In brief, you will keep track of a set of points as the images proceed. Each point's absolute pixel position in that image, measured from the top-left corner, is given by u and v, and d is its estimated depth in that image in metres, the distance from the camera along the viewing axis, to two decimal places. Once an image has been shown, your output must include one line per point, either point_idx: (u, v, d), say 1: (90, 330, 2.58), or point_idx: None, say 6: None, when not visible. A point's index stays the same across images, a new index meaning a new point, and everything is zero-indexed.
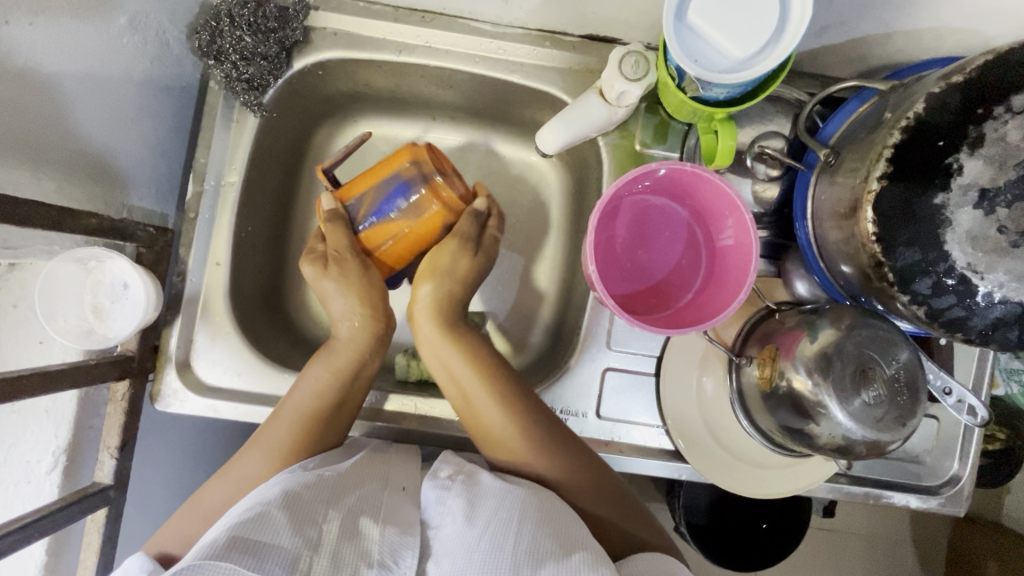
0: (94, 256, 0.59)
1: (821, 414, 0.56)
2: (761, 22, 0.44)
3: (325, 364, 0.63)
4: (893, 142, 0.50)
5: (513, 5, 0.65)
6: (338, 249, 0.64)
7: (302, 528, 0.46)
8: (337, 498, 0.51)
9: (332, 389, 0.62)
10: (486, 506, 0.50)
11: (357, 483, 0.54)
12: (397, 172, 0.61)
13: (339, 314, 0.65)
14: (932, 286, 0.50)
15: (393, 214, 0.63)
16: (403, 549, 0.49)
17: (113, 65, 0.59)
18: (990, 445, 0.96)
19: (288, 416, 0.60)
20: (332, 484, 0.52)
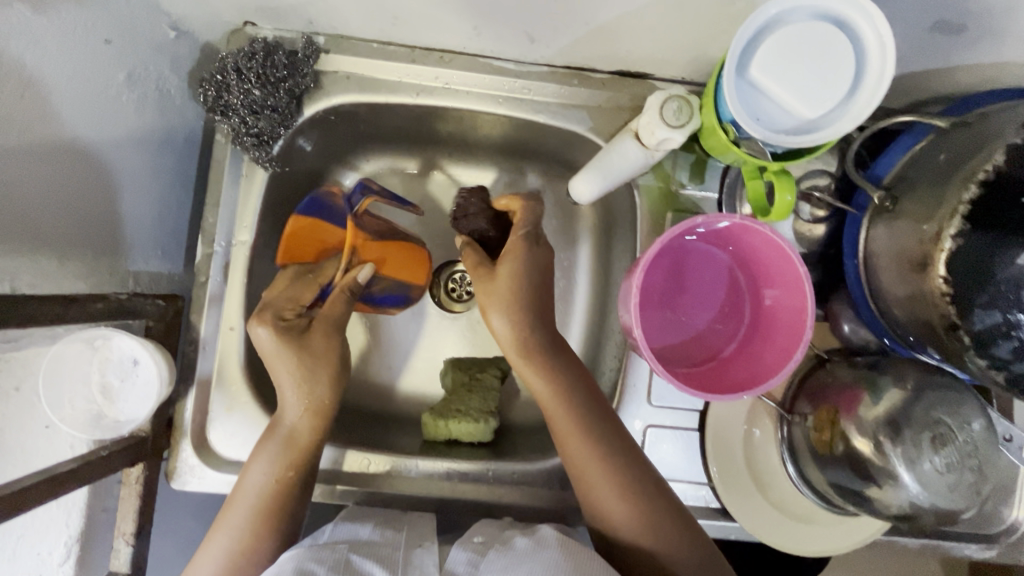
0: (102, 334, 0.55)
1: (889, 482, 0.53)
2: (836, 78, 0.40)
3: (283, 457, 0.57)
4: (970, 197, 0.46)
5: (539, 45, 0.60)
6: (330, 321, 0.58)
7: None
8: (352, 566, 0.48)
9: (291, 473, 0.57)
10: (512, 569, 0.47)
11: (370, 551, 0.51)
12: (413, 284, 0.69)
13: (292, 403, 0.58)
14: (1013, 350, 0.46)
15: (377, 302, 0.69)
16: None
17: (111, 126, 0.55)
18: None
19: (245, 499, 0.56)
20: (344, 554, 0.49)
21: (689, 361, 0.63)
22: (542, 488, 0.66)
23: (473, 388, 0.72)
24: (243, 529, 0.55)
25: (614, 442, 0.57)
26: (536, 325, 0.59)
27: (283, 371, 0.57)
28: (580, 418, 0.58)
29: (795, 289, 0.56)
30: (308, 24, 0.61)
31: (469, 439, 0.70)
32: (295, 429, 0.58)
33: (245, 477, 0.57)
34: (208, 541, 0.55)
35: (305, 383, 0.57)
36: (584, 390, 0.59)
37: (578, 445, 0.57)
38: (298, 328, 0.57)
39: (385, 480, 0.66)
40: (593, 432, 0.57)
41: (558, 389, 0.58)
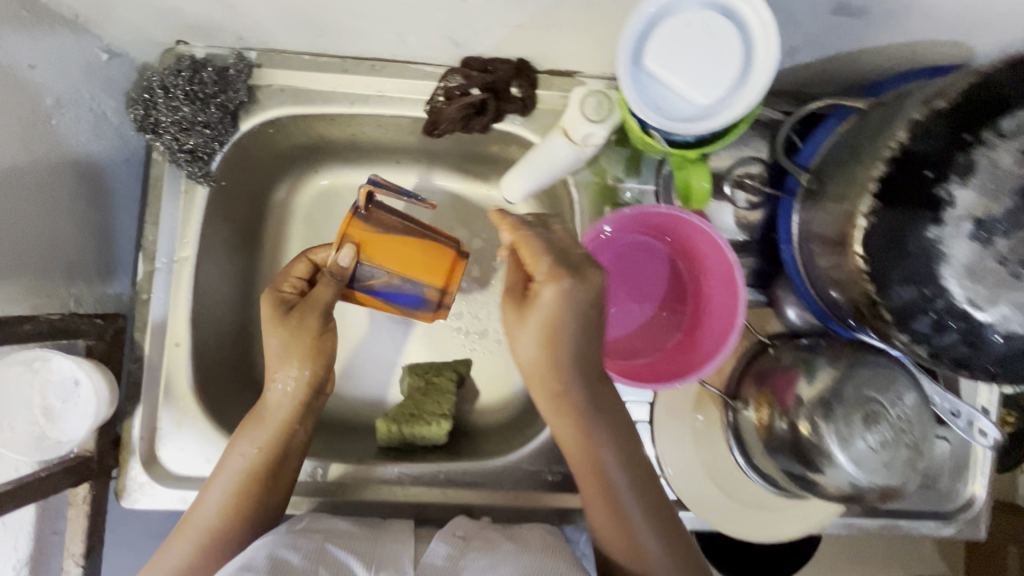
0: (39, 356, 0.55)
1: (825, 462, 0.53)
2: (726, 65, 0.40)
3: (257, 441, 0.59)
4: (879, 174, 0.48)
5: (465, 48, 0.61)
6: (320, 301, 0.60)
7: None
8: (326, 555, 0.51)
9: (263, 453, 0.58)
10: (492, 565, 0.49)
11: (345, 542, 0.54)
12: (422, 284, 0.62)
13: (276, 376, 0.60)
14: (932, 324, 0.47)
15: (390, 302, 0.64)
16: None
17: (41, 151, 0.55)
18: None
19: (219, 484, 0.58)
20: (320, 543, 0.53)
21: (638, 354, 0.63)
22: (497, 487, 0.67)
23: (427, 392, 0.72)
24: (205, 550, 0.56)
25: (641, 510, 0.55)
26: (576, 351, 0.53)
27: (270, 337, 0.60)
28: (614, 501, 0.55)
29: (725, 277, 0.57)
30: (238, 40, 0.62)
31: (425, 442, 0.70)
32: (275, 407, 0.60)
33: (224, 461, 0.59)
34: (181, 526, 0.58)
35: (285, 356, 0.60)
36: (616, 449, 0.56)
37: (603, 502, 0.56)
38: (289, 305, 0.60)
39: (338, 488, 0.66)
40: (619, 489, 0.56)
41: (590, 449, 0.56)
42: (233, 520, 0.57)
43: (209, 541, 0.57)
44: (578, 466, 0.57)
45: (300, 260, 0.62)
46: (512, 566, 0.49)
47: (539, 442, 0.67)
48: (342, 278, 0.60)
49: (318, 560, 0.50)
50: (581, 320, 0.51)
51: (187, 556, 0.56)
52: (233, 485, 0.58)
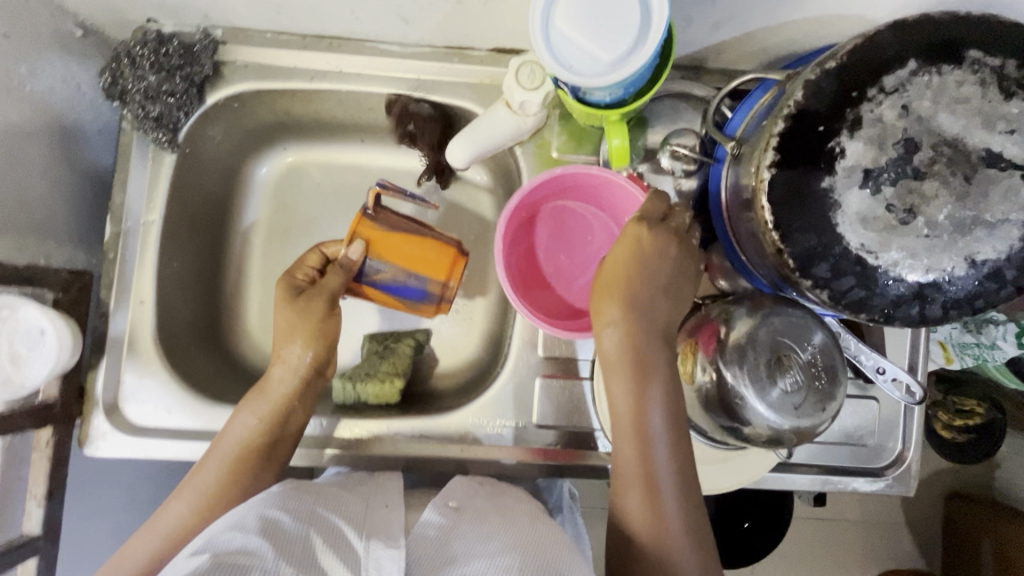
0: (7, 304, 0.57)
1: (742, 405, 0.56)
2: (625, 25, 0.45)
3: (258, 413, 0.62)
4: (778, 130, 0.50)
5: (414, 26, 0.65)
6: (331, 290, 0.64)
7: (286, 549, 0.45)
8: (317, 518, 0.50)
9: (264, 424, 0.62)
10: (477, 538, 0.49)
11: (335, 505, 0.53)
12: (427, 280, 0.66)
13: (286, 355, 0.64)
14: (830, 269, 0.51)
15: (396, 296, 0.67)
16: (388, 562, 0.47)
17: (14, 114, 0.59)
18: (972, 422, 1.01)
19: (219, 451, 0.60)
20: (310, 507, 0.51)
21: (575, 310, 0.67)
22: (446, 442, 0.70)
23: (383, 354, 0.76)
24: (195, 505, 0.57)
25: (674, 468, 0.56)
26: (644, 316, 0.57)
27: (280, 321, 0.64)
28: (647, 475, 0.56)
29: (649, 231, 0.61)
30: (204, 18, 0.66)
31: (380, 401, 0.74)
32: (279, 382, 0.64)
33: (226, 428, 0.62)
34: (183, 484, 0.59)
35: (293, 335, 0.63)
36: (670, 425, 0.57)
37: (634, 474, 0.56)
38: (300, 292, 0.65)
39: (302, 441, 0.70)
40: (653, 459, 0.56)
41: (630, 422, 0.57)
42: (223, 490, 0.58)
43: (215, 501, 0.58)
44: (620, 414, 0.58)
45: (313, 251, 0.66)
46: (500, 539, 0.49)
47: (486, 400, 0.71)
48: (352, 269, 0.64)
49: (310, 522, 0.49)
50: (654, 275, 0.57)
51: (185, 509, 0.57)
52: (230, 454, 0.60)
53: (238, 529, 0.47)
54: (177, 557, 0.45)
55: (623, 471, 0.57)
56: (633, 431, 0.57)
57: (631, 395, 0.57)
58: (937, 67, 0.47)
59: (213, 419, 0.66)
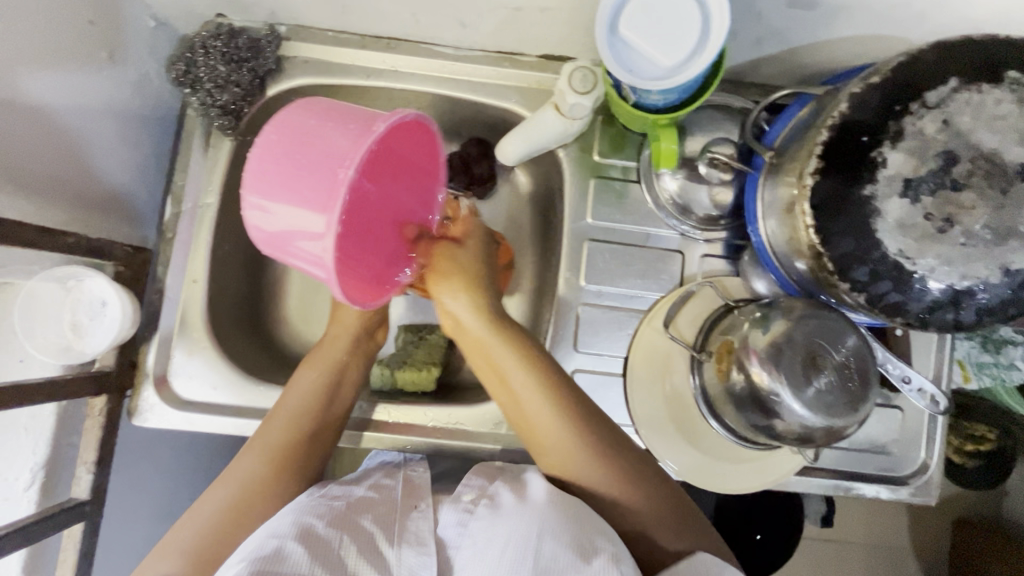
0: (74, 274, 0.62)
1: (777, 403, 0.58)
2: (686, 32, 0.48)
3: (320, 381, 0.66)
4: (822, 140, 0.53)
5: (470, 30, 0.69)
6: None
7: (320, 556, 0.48)
8: (347, 522, 0.52)
9: (324, 395, 0.65)
10: (493, 525, 0.51)
11: (366, 508, 0.55)
12: None
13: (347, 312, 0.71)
14: (868, 273, 0.53)
15: None
16: (420, 570, 0.51)
17: (91, 95, 0.63)
18: (981, 447, 1.02)
19: (282, 416, 0.63)
20: (341, 510, 0.54)
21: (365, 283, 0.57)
22: (480, 432, 0.72)
23: (420, 344, 0.78)
24: (258, 463, 0.58)
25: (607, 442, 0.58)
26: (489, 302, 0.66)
27: None
28: (567, 441, 0.58)
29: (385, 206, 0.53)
30: (271, 15, 0.70)
31: (415, 389, 0.76)
32: (342, 339, 0.70)
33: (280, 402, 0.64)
34: (250, 444, 0.61)
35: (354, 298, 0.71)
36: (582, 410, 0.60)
37: (567, 460, 0.57)
38: None
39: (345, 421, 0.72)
40: (569, 442, 0.58)
41: (528, 407, 0.60)
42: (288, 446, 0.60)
43: (286, 456, 0.60)
44: (527, 402, 0.60)
45: None
46: (509, 521, 0.50)
47: None
48: None
49: (344, 529, 0.51)
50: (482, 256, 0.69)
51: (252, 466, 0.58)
52: (297, 408, 0.63)
53: (274, 535, 0.49)
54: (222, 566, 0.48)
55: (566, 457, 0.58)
56: (568, 412, 0.59)
57: (528, 379, 0.60)
58: (978, 86, 0.50)
59: (257, 397, 0.68)
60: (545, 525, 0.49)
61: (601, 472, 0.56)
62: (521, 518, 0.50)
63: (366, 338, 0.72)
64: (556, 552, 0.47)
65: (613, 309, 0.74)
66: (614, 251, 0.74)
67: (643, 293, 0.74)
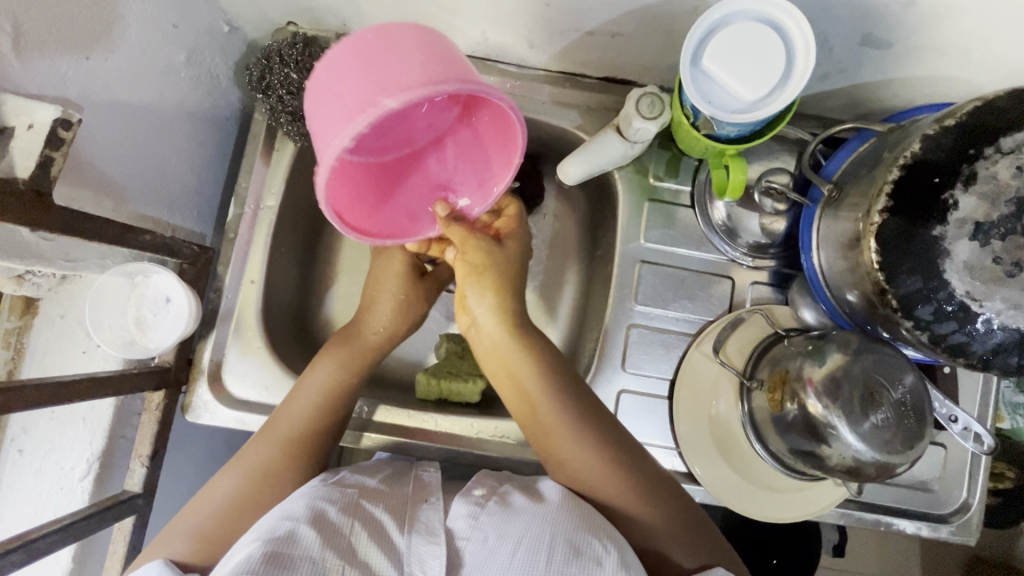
0: (142, 270, 0.63)
1: (832, 435, 0.59)
2: (770, 67, 0.49)
3: (337, 380, 0.64)
4: (893, 178, 0.54)
5: (537, 50, 0.70)
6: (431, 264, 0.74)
7: (330, 540, 0.48)
8: (360, 510, 0.53)
9: (326, 400, 0.63)
10: (507, 525, 0.51)
11: (377, 498, 0.56)
12: None
13: (383, 321, 0.70)
14: (933, 312, 0.53)
15: None
16: (430, 560, 0.50)
17: (167, 96, 0.64)
18: (1000, 485, 0.98)
19: (284, 421, 0.61)
20: (355, 498, 0.55)
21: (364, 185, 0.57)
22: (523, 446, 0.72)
23: (465, 356, 0.79)
24: (274, 460, 0.58)
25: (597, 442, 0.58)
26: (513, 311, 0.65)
27: (385, 295, 0.71)
28: (572, 434, 0.58)
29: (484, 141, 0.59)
30: (342, 26, 0.71)
31: (459, 399, 0.77)
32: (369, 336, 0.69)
33: (287, 403, 0.63)
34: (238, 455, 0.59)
35: (398, 306, 0.71)
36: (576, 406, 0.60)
37: (544, 424, 0.60)
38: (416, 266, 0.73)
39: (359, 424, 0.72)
40: (563, 419, 0.59)
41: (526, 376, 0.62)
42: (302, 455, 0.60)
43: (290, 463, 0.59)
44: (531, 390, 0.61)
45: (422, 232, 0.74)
46: (524, 522, 0.51)
47: None
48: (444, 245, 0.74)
49: (355, 515, 0.52)
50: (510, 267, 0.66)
51: (265, 463, 0.58)
52: (307, 418, 0.61)
53: (288, 518, 0.50)
54: (236, 546, 0.49)
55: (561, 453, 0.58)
56: (565, 405, 0.59)
57: (527, 359, 0.62)
58: None
59: None
60: (559, 529, 0.50)
61: (580, 441, 0.58)
62: (536, 521, 0.51)
63: (367, 334, 0.69)
64: (566, 554, 0.47)
65: (661, 332, 0.74)
66: (664, 274, 0.75)
67: (691, 316, 0.75)
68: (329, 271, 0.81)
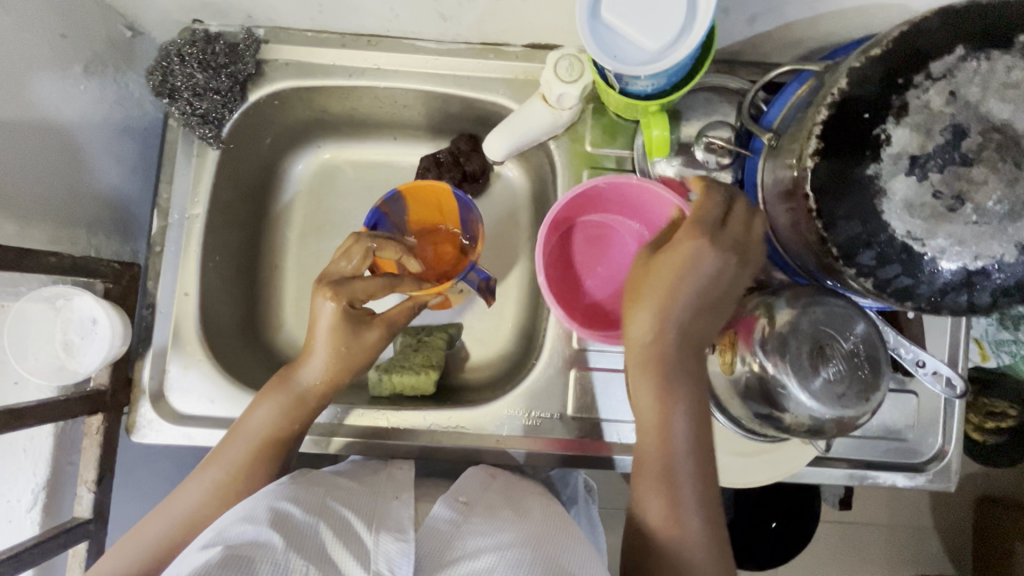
0: (62, 294, 0.61)
1: (784, 395, 0.56)
2: (671, 14, 0.46)
3: (284, 409, 0.61)
4: (822, 119, 0.50)
5: (452, 23, 0.66)
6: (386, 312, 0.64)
7: (293, 540, 0.46)
8: (327, 511, 0.51)
9: (279, 436, 0.60)
10: (490, 533, 0.49)
11: (345, 498, 0.54)
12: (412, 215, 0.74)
13: (316, 369, 0.61)
14: (875, 257, 0.50)
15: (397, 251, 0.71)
16: (398, 558, 0.47)
17: (68, 110, 0.62)
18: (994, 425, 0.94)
19: (243, 438, 0.59)
20: (321, 499, 0.52)
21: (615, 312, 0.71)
22: (482, 434, 0.71)
23: (417, 348, 0.77)
24: (222, 473, 0.58)
25: (691, 479, 0.53)
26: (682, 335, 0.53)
27: (319, 349, 0.60)
28: (665, 469, 0.53)
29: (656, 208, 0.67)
30: (248, 18, 0.68)
31: (414, 394, 0.75)
32: (308, 390, 0.61)
33: (244, 421, 0.61)
34: (205, 462, 0.59)
35: (336, 362, 0.60)
36: (690, 426, 0.54)
37: (654, 429, 0.54)
38: (360, 316, 0.61)
39: (310, 428, 0.71)
40: (673, 456, 0.53)
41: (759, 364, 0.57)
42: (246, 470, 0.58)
43: (226, 487, 0.57)
44: (674, 410, 0.53)
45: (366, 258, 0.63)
46: (508, 535, 0.49)
47: (523, 390, 0.72)
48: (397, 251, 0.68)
49: (320, 514, 0.49)
50: (711, 260, 0.52)
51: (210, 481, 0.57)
52: (263, 430, 0.60)
53: (249, 520, 0.47)
54: (195, 546, 0.46)
55: (645, 477, 0.54)
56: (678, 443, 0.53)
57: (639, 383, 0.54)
58: (986, 53, 0.47)
59: None
60: (540, 548, 0.48)
61: (679, 479, 0.53)
62: (521, 534, 0.49)
63: (309, 384, 0.61)
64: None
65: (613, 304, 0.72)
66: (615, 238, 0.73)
67: None
68: (273, 275, 0.79)
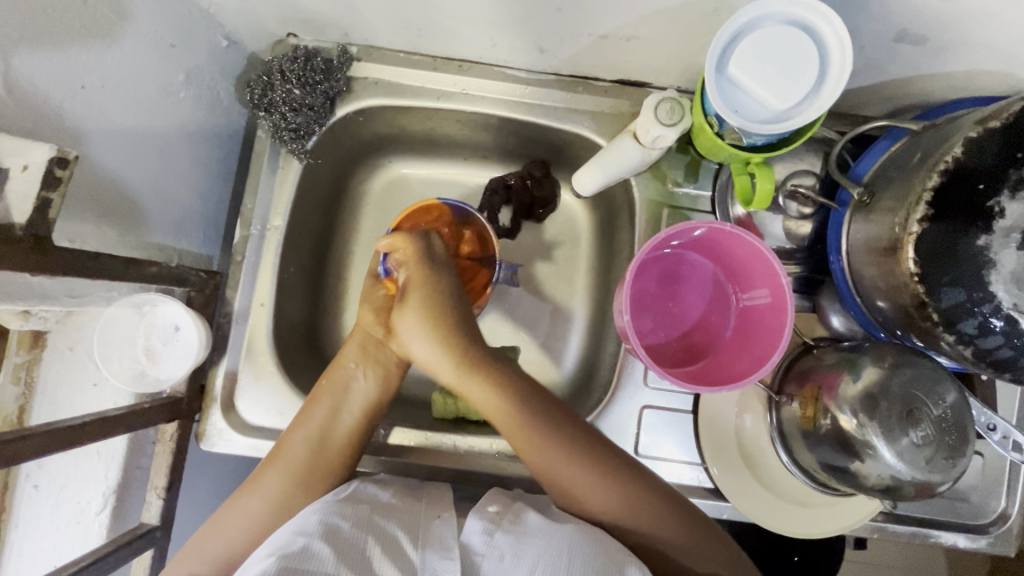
0: (149, 300, 0.62)
1: (869, 454, 0.56)
2: (802, 75, 0.46)
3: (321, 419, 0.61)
4: (933, 185, 0.50)
5: (547, 55, 0.67)
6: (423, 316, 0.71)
7: (343, 555, 0.46)
8: (375, 526, 0.50)
9: (328, 446, 0.60)
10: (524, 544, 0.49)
11: (391, 512, 0.53)
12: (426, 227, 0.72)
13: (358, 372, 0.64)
14: (978, 326, 0.50)
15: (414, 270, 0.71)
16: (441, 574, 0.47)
17: (167, 117, 0.62)
18: None
19: (290, 452, 0.58)
20: (367, 514, 0.51)
21: (693, 352, 0.69)
22: None
23: None
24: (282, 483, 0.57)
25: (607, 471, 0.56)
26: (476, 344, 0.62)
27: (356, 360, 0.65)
28: (581, 469, 0.56)
29: (749, 254, 0.63)
30: (343, 36, 0.68)
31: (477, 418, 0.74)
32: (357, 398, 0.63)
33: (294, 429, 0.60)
34: (246, 485, 0.57)
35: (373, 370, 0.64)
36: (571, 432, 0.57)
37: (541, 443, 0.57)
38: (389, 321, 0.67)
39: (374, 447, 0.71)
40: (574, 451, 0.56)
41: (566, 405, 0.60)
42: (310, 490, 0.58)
43: (288, 499, 0.57)
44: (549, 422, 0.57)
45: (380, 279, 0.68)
46: (540, 544, 0.48)
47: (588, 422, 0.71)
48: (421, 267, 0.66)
49: (369, 530, 0.49)
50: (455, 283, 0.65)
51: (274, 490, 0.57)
52: (310, 441, 0.59)
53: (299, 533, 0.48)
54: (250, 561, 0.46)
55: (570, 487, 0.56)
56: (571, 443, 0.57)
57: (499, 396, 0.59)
58: None
59: None
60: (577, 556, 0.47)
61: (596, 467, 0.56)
62: (555, 541, 0.49)
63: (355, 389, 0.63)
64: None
65: None
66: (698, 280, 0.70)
67: None
68: (339, 288, 0.79)
